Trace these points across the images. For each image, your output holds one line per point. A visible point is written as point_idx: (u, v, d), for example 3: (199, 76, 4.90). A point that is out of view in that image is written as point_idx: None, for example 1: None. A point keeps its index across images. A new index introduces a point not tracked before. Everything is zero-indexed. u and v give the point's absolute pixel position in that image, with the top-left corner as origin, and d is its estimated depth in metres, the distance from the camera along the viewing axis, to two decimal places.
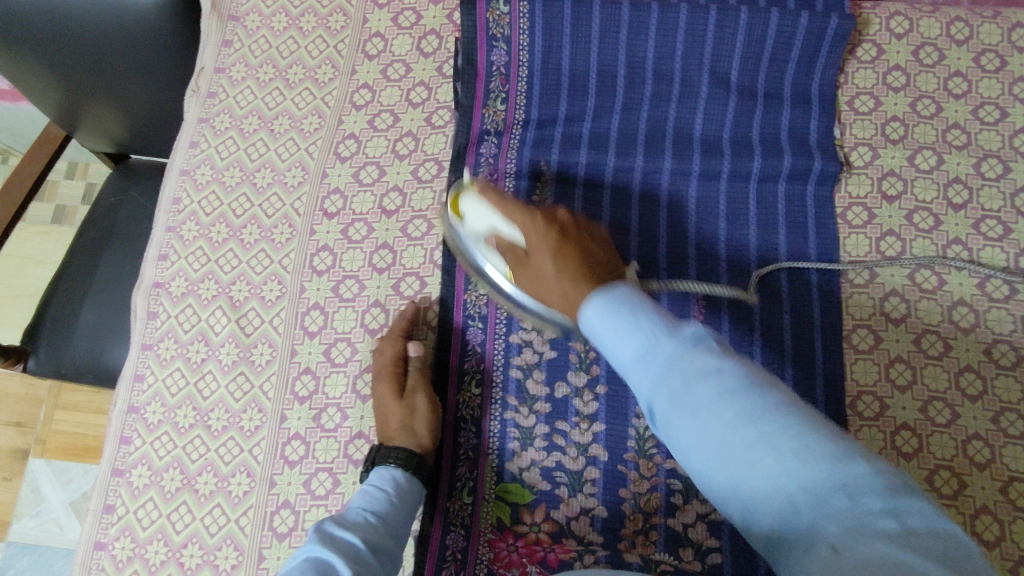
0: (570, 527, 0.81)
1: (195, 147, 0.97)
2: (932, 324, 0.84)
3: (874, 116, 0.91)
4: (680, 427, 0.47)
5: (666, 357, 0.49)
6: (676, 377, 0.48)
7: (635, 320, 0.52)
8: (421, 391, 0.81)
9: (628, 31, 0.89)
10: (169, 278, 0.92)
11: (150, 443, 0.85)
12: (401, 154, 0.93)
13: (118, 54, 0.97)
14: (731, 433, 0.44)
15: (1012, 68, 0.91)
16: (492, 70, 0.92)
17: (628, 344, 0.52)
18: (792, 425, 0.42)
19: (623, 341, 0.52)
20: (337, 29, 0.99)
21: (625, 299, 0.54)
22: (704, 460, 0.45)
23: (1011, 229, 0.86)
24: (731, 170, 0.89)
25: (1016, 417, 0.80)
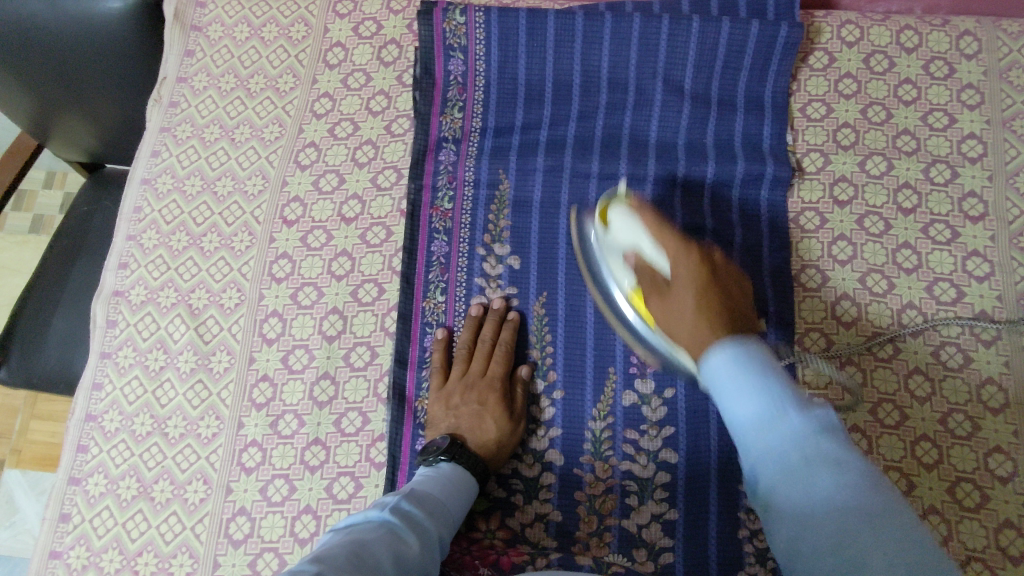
0: (524, 533, 0.81)
1: (157, 156, 0.98)
2: (881, 327, 0.85)
3: (826, 123, 0.92)
4: (783, 492, 0.52)
5: (796, 429, 0.53)
6: (793, 455, 0.52)
7: (749, 374, 0.56)
8: (495, 390, 0.82)
9: (582, 40, 0.90)
10: (129, 286, 0.92)
11: (107, 451, 0.86)
12: (361, 162, 0.94)
13: (88, 65, 0.99)
14: (845, 514, 0.49)
15: (960, 75, 0.93)
16: (450, 79, 0.93)
17: (753, 405, 0.55)
18: (901, 518, 0.48)
19: (745, 402, 0.55)
20: (298, 39, 1.00)
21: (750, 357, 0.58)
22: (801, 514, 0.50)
23: (958, 233, 0.87)
24: (685, 175, 0.90)
25: (963, 418, 0.81)
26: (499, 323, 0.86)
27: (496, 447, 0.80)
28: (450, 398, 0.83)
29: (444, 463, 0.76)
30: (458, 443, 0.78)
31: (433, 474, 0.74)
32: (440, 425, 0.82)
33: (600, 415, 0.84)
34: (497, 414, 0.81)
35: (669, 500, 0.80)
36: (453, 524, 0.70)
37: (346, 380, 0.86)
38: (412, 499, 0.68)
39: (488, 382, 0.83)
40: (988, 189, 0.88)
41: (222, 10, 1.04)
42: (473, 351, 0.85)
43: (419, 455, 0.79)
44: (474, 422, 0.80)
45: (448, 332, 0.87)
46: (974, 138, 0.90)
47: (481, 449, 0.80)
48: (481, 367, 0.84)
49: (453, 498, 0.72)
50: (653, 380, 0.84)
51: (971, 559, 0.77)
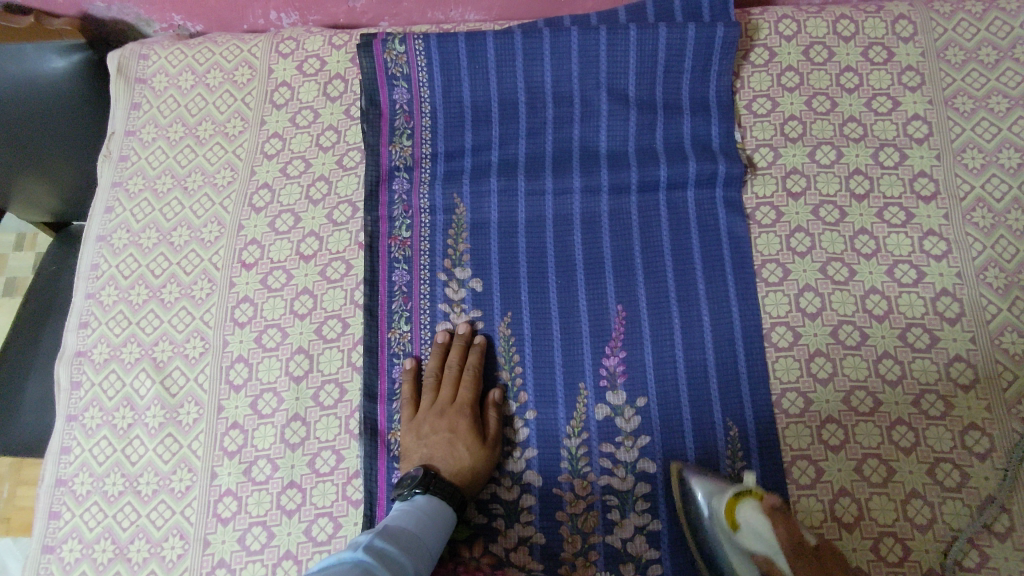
0: (509, 558, 0.80)
1: (110, 212, 0.97)
2: (847, 315, 0.85)
3: (772, 117, 0.93)
4: None
5: None
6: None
7: None
8: (466, 417, 0.81)
9: (523, 59, 0.91)
10: (91, 345, 0.91)
11: (80, 515, 0.84)
12: (315, 199, 0.94)
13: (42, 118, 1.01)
14: None
15: (899, 58, 0.94)
16: (396, 108, 0.94)
17: None
18: None
19: None
20: (244, 83, 1.00)
21: None
22: None
23: (913, 214, 0.88)
24: (638, 181, 0.90)
25: (936, 398, 0.81)
26: (465, 348, 0.86)
27: (472, 474, 0.79)
28: (421, 428, 0.82)
29: (419, 496, 0.76)
30: (431, 474, 0.77)
31: (408, 506, 0.74)
32: (413, 456, 0.81)
33: (575, 432, 0.83)
34: (470, 441, 0.80)
35: (651, 510, 0.80)
36: (429, 557, 0.70)
37: (317, 420, 0.85)
38: (389, 534, 0.68)
39: (459, 408, 0.82)
40: (937, 168, 0.89)
41: (165, 60, 1.02)
42: (441, 378, 0.85)
43: (394, 491, 0.78)
44: (447, 451, 0.79)
45: (416, 362, 0.86)
46: (919, 119, 0.91)
47: (456, 478, 0.79)
48: (450, 394, 0.84)
49: (429, 529, 0.72)
50: (624, 390, 0.84)
51: (957, 540, 0.76)
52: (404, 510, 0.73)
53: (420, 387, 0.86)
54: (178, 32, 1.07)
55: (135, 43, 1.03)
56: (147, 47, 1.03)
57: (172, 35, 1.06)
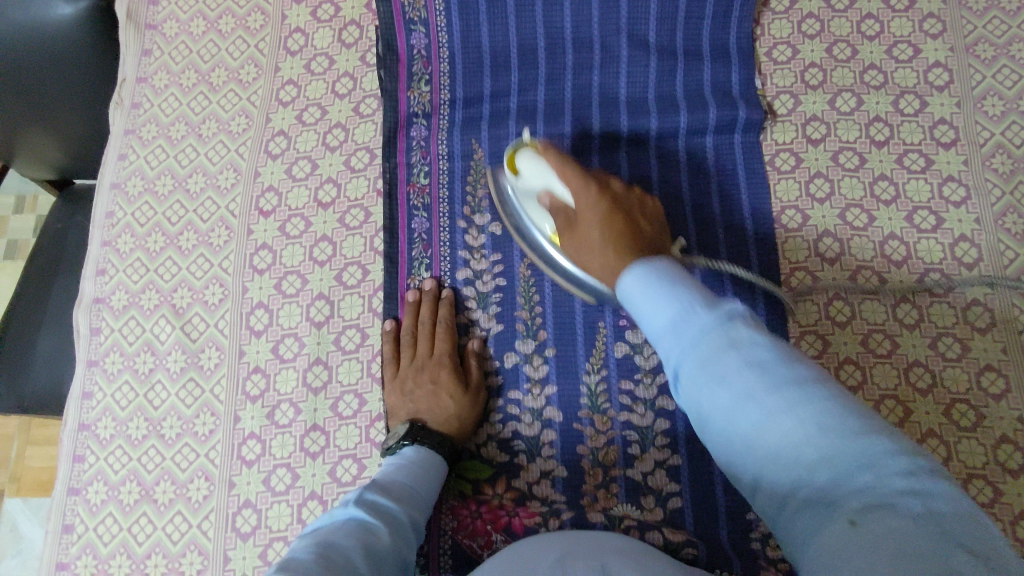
0: (531, 491, 0.81)
1: (124, 159, 0.96)
2: (865, 260, 0.86)
3: (793, 65, 0.93)
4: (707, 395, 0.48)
5: (704, 327, 0.50)
6: (710, 348, 0.48)
7: (668, 286, 0.53)
8: (447, 369, 0.82)
9: (542, 2, 0.89)
10: (109, 292, 0.91)
11: (104, 458, 0.85)
12: (332, 145, 0.93)
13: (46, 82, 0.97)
14: (750, 399, 0.45)
15: (920, 6, 0.93)
16: (414, 54, 0.92)
17: (667, 311, 0.51)
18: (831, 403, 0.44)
19: (662, 309, 0.52)
20: (257, 29, 0.99)
21: (659, 270, 0.55)
22: (715, 417, 0.47)
23: (933, 161, 0.88)
24: (658, 127, 0.90)
25: (953, 341, 0.82)
26: (434, 302, 0.86)
27: (457, 422, 0.80)
28: (404, 385, 0.82)
29: (407, 448, 0.76)
30: (419, 426, 0.78)
31: (396, 462, 0.73)
32: (400, 413, 0.81)
33: (593, 370, 0.84)
34: (453, 390, 0.81)
35: (670, 447, 0.81)
36: (422, 506, 0.70)
37: (338, 363, 0.86)
38: (378, 488, 0.67)
39: (438, 360, 0.83)
40: (957, 115, 0.89)
41: (175, 6, 1.03)
42: (417, 335, 0.85)
43: (382, 448, 0.78)
44: (429, 404, 0.80)
45: (394, 323, 0.86)
46: (939, 67, 0.91)
47: (441, 427, 0.80)
48: (427, 348, 0.84)
49: (422, 481, 0.72)
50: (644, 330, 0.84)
51: (972, 478, 0.78)
52: (388, 464, 0.73)
53: (399, 346, 0.85)
54: None
55: None
56: None
57: None
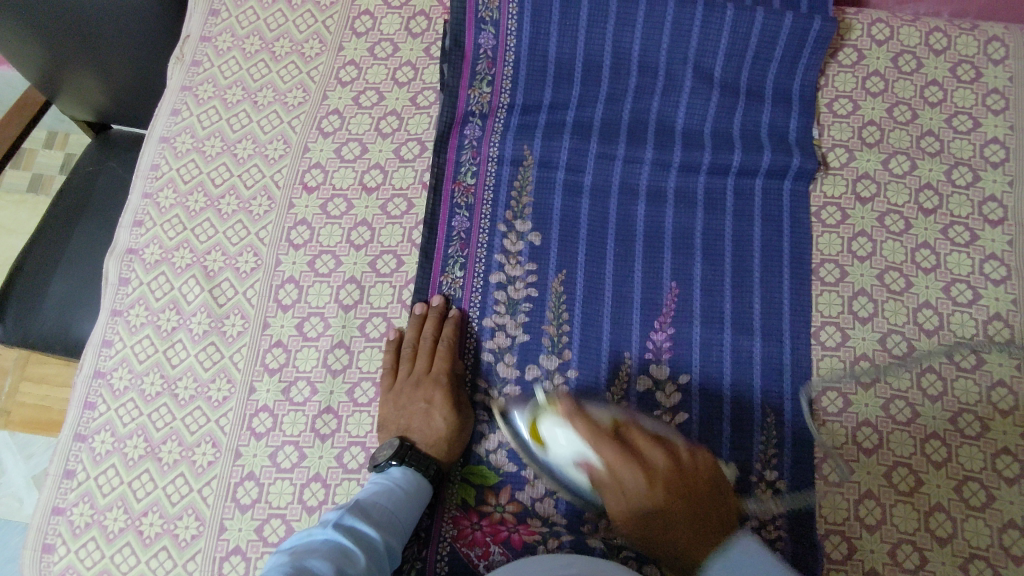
0: (534, 508, 0.81)
1: (176, 115, 0.96)
2: (897, 325, 0.86)
3: (852, 119, 0.93)
4: None
5: None
6: None
7: None
8: (441, 389, 0.81)
9: (615, 22, 0.89)
10: (143, 245, 0.91)
11: (115, 409, 0.85)
12: (385, 132, 0.93)
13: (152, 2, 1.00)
14: None
15: (986, 80, 0.93)
16: (480, 53, 0.92)
17: None
18: None
19: None
20: (326, 5, 0.99)
21: None
22: None
23: (977, 236, 0.88)
24: (710, 162, 0.90)
25: (973, 419, 0.82)
26: (439, 320, 0.85)
27: (446, 446, 0.79)
28: (399, 398, 0.81)
29: (395, 467, 0.76)
30: (408, 445, 0.77)
31: (384, 484, 0.74)
32: (391, 426, 0.81)
33: (613, 396, 0.84)
34: (447, 411, 0.79)
35: None
36: (402, 533, 0.72)
37: (361, 350, 0.86)
38: (361, 511, 0.69)
39: (432, 379, 0.82)
40: (1008, 194, 0.89)
41: None
42: (418, 349, 0.84)
43: (370, 462, 0.78)
44: (418, 424, 0.79)
45: (397, 333, 0.86)
46: (997, 143, 0.91)
47: (428, 449, 0.79)
48: (427, 365, 0.83)
49: (404, 506, 0.73)
50: (667, 365, 0.85)
51: (974, 557, 0.78)
52: (375, 485, 0.74)
53: (399, 357, 0.84)
54: None
55: None
56: None
57: None
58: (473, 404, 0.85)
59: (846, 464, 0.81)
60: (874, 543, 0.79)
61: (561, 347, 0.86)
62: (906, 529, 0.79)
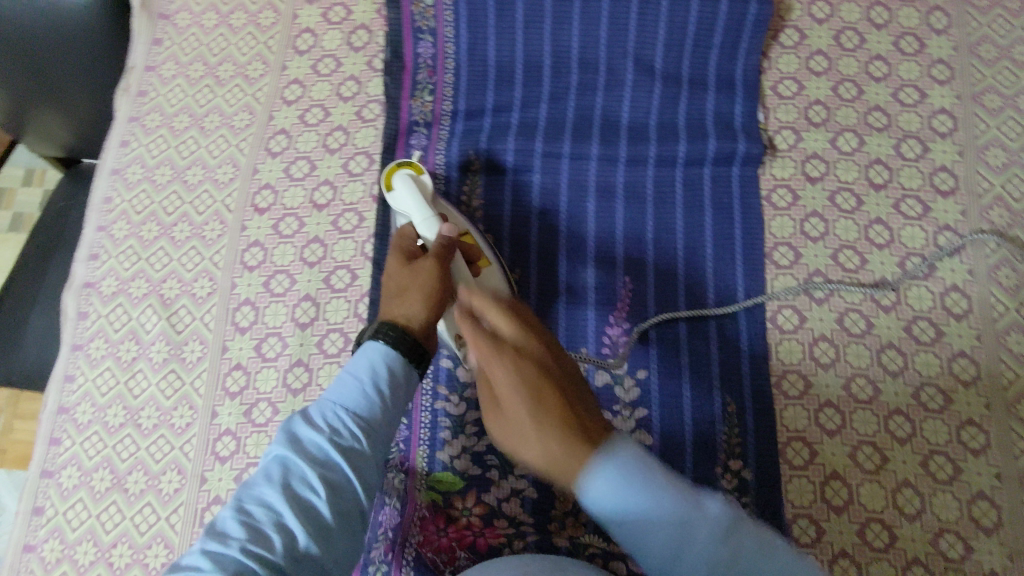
0: (501, 509, 0.81)
1: (125, 146, 0.97)
2: (854, 303, 0.85)
3: (797, 100, 0.92)
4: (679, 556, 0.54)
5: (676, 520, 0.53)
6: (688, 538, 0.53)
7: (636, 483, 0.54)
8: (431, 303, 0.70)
9: (552, 21, 0.89)
10: (100, 277, 0.91)
11: (80, 443, 0.85)
12: (332, 148, 0.93)
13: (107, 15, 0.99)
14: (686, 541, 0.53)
15: (930, 50, 0.93)
16: (420, 62, 0.93)
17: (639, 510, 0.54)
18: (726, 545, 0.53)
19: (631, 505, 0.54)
20: (267, 26, 1.00)
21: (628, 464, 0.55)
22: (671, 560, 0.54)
23: (930, 208, 0.87)
24: (657, 154, 0.90)
25: (935, 392, 0.81)
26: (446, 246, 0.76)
27: (431, 310, 0.70)
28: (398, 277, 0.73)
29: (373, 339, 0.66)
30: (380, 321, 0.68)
31: (363, 403, 0.62)
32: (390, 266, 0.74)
33: None
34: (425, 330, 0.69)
35: None
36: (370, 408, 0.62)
37: (320, 367, 0.86)
38: (319, 450, 0.59)
39: (422, 257, 0.74)
40: (958, 164, 0.89)
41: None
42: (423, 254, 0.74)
43: None
44: (407, 281, 0.72)
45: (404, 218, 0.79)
46: (945, 113, 0.90)
47: (411, 309, 0.69)
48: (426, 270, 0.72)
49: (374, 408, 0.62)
50: (625, 360, 0.84)
51: (943, 531, 0.77)
52: (351, 375, 0.64)
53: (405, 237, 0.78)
54: None
55: None
56: None
57: None
58: (433, 411, 0.85)
59: (810, 446, 0.81)
60: (843, 525, 0.78)
61: None
62: (874, 508, 0.78)
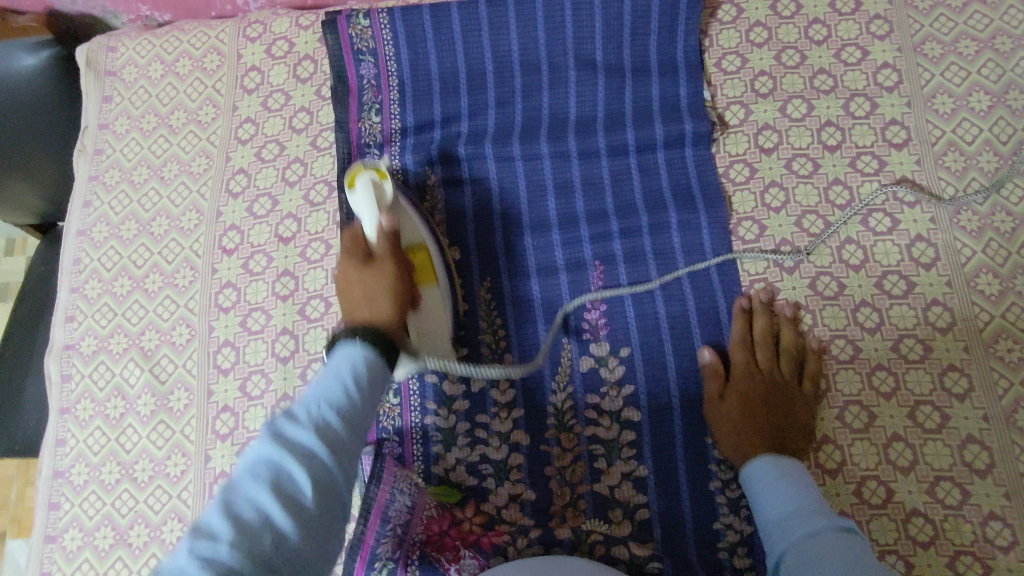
0: (500, 515, 0.82)
1: (89, 207, 0.98)
2: (824, 266, 0.86)
3: (742, 74, 0.93)
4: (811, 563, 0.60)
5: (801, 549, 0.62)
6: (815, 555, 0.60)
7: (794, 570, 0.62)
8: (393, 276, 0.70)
9: (489, 28, 0.90)
10: (79, 339, 0.92)
11: (79, 504, 0.86)
12: (291, 181, 0.94)
13: (57, 68, 1.04)
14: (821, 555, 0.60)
15: (867, 7, 0.94)
16: (364, 84, 0.94)
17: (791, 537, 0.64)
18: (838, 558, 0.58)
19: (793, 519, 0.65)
20: (213, 70, 1.01)
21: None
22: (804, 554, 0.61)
23: (886, 162, 0.88)
24: (607, 145, 0.91)
25: (914, 342, 0.82)
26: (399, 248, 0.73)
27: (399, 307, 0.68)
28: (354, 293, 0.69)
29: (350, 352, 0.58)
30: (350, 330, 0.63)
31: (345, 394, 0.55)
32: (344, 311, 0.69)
33: (559, 387, 0.85)
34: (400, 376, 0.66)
35: (636, 456, 0.82)
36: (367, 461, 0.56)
37: None
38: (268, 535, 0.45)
39: (379, 259, 0.71)
40: (908, 115, 0.89)
41: (133, 51, 1.03)
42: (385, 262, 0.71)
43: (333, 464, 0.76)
44: (369, 286, 0.69)
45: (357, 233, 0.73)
46: (889, 67, 0.91)
47: (378, 308, 0.66)
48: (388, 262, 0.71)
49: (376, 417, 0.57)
50: (607, 340, 0.85)
51: (940, 479, 0.77)
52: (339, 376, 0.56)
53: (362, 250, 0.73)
54: (147, 24, 1.08)
55: (105, 36, 1.04)
56: (115, 39, 1.04)
57: (140, 27, 1.07)
58: (423, 426, 0.85)
59: None
60: (838, 487, 0.79)
61: (503, 353, 0.86)
62: (867, 466, 0.79)
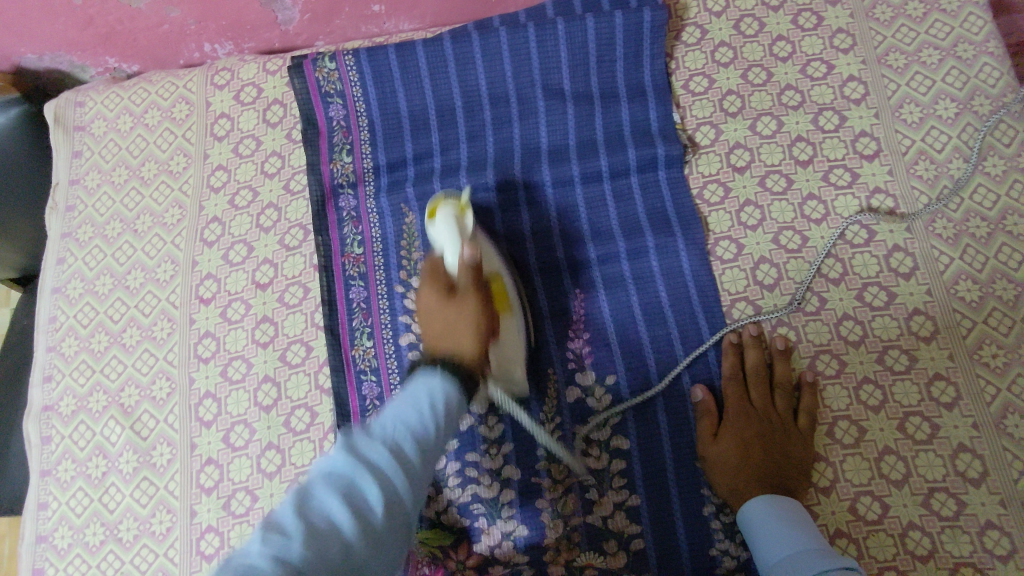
0: (494, 556, 0.81)
1: (63, 263, 0.97)
2: (804, 282, 0.85)
3: (710, 94, 0.94)
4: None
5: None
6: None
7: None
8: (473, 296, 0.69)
9: (456, 64, 0.91)
10: (57, 399, 0.91)
11: (63, 569, 0.84)
12: (266, 226, 0.94)
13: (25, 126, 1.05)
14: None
15: (829, 22, 0.95)
16: (334, 125, 0.94)
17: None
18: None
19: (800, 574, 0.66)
20: (182, 119, 1.00)
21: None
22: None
23: (858, 174, 0.88)
24: (581, 172, 0.91)
25: (899, 353, 0.81)
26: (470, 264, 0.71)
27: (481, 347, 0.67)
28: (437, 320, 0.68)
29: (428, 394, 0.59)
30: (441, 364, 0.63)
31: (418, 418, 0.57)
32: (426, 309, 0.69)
33: (547, 418, 0.84)
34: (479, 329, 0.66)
35: (628, 486, 0.81)
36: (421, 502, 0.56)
37: (290, 445, 0.84)
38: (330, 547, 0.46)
39: (463, 290, 0.69)
40: (877, 126, 0.90)
41: (101, 105, 1.03)
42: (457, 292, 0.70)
43: None
44: (452, 318, 0.67)
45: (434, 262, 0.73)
46: (855, 80, 0.92)
47: (462, 344, 0.65)
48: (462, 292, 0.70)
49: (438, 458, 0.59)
50: (592, 370, 0.85)
51: (934, 491, 0.76)
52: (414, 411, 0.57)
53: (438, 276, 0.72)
54: (115, 77, 1.08)
55: (72, 92, 1.04)
56: (83, 94, 1.04)
57: (108, 79, 1.07)
58: None
59: None
60: (833, 506, 0.78)
61: None
62: (860, 482, 0.78)
